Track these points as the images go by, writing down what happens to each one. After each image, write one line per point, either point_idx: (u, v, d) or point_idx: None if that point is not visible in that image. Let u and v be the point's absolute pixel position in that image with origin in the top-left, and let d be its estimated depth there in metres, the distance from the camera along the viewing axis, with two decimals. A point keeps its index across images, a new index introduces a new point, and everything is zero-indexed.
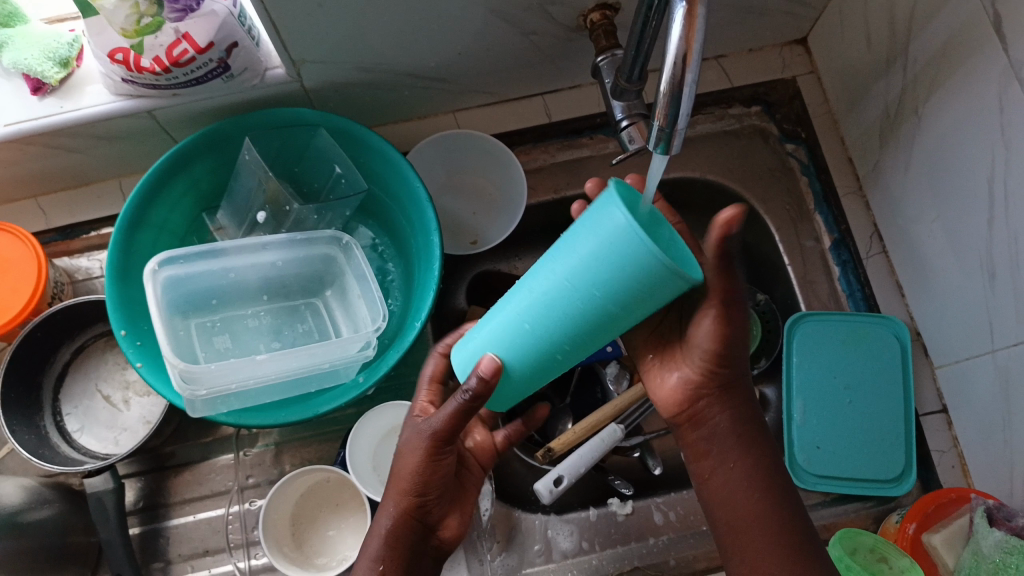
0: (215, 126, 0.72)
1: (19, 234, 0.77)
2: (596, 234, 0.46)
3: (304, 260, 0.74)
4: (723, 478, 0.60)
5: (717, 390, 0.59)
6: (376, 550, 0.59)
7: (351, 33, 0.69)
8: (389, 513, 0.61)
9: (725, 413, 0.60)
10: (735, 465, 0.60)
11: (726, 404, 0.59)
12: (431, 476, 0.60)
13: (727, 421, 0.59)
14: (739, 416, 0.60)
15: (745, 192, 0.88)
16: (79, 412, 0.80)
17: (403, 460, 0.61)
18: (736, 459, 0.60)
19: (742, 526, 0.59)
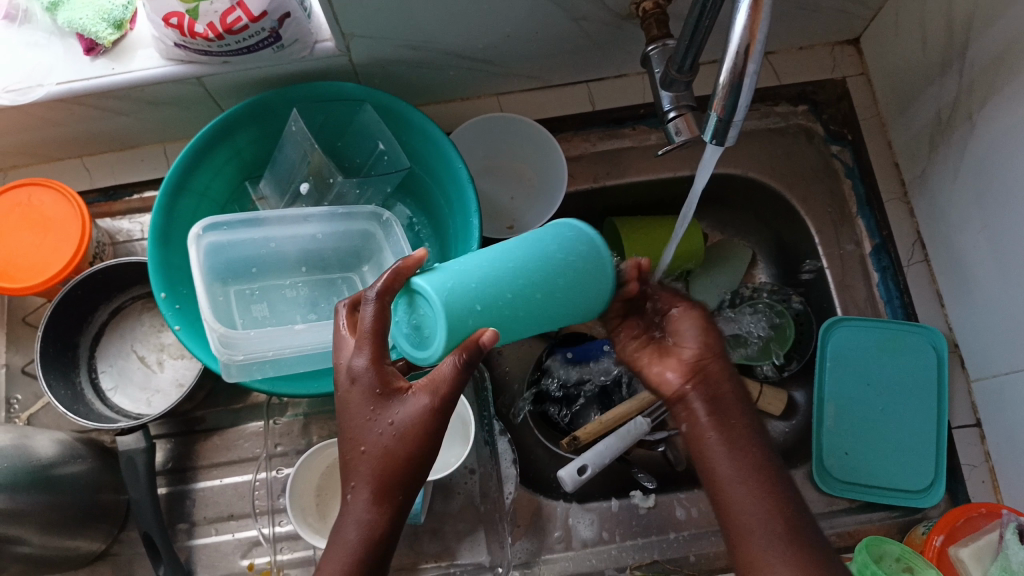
0: (263, 95, 0.72)
1: (65, 193, 0.78)
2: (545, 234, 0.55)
3: (343, 234, 0.74)
4: (719, 448, 0.58)
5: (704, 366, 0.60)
6: (360, 537, 0.53)
7: (402, 9, 0.69)
8: (367, 498, 0.54)
9: (717, 389, 0.60)
10: (732, 434, 0.58)
11: (714, 385, 0.60)
12: (412, 457, 0.54)
13: (720, 390, 0.60)
14: (731, 391, 0.60)
15: (786, 191, 0.87)
16: (113, 372, 0.81)
17: (380, 440, 0.54)
18: (728, 426, 0.59)
19: (744, 500, 0.56)
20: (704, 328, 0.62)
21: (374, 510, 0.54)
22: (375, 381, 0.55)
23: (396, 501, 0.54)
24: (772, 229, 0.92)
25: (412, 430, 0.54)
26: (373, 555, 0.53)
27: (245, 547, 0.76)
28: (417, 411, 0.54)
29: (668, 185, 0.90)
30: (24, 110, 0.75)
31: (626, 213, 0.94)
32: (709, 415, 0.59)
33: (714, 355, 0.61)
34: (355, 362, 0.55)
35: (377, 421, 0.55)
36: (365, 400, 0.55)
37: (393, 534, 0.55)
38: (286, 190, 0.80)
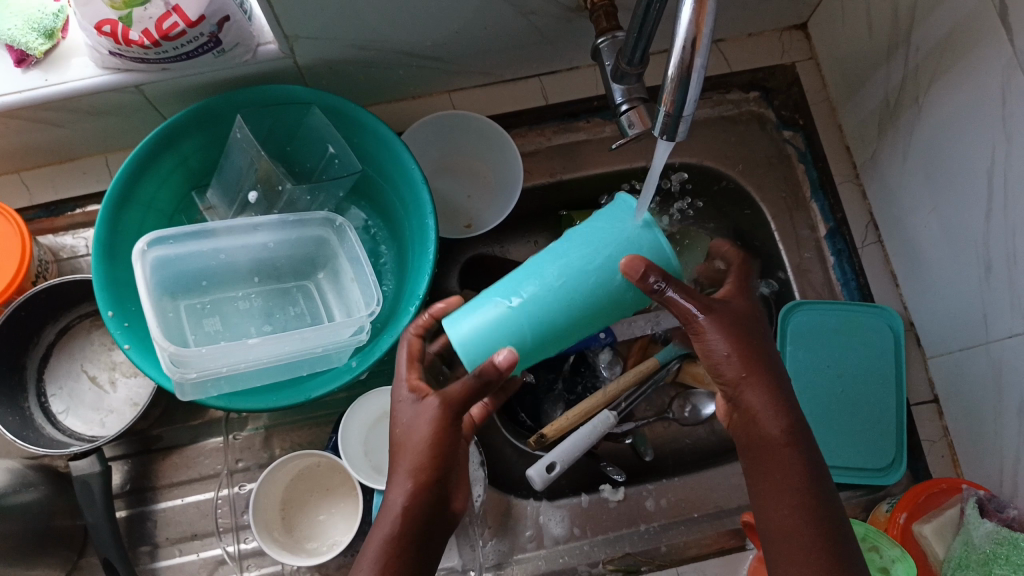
0: (206, 101, 0.70)
1: (1, 210, 0.75)
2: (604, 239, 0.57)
3: (295, 242, 0.72)
4: (770, 463, 0.58)
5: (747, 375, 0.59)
6: (398, 508, 0.56)
7: (345, 9, 0.68)
8: (402, 490, 0.57)
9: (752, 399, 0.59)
10: (787, 454, 0.57)
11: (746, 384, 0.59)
12: (443, 453, 0.58)
13: (766, 412, 0.58)
14: (783, 414, 0.59)
15: (741, 178, 0.88)
16: (63, 394, 0.78)
17: (410, 441, 0.58)
18: (783, 445, 0.58)
19: (788, 513, 0.56)
20: (728, 330, 0.60)
21: (408, 497, 0.56)
22: (412, 393, 0.61)
23: (423, 493, 0.57)
24: (729, 217, 0.92)
25: (436, 429, 0.58)
26: (400, 547, 0.55)
27: (211, 566, 0.75)
28: (437, 411, 0.58)
29: (624, 177, 0.90)
30: None
31: (584, 207, 0.93)
32: (770, 435, 0.58)
33: (744, 362, 0.59)
34: (401, 379, 0.62)
35: (410, 427, 0.59)
36: (405, 407, 0.60)
37: (428, 523, 0.57)
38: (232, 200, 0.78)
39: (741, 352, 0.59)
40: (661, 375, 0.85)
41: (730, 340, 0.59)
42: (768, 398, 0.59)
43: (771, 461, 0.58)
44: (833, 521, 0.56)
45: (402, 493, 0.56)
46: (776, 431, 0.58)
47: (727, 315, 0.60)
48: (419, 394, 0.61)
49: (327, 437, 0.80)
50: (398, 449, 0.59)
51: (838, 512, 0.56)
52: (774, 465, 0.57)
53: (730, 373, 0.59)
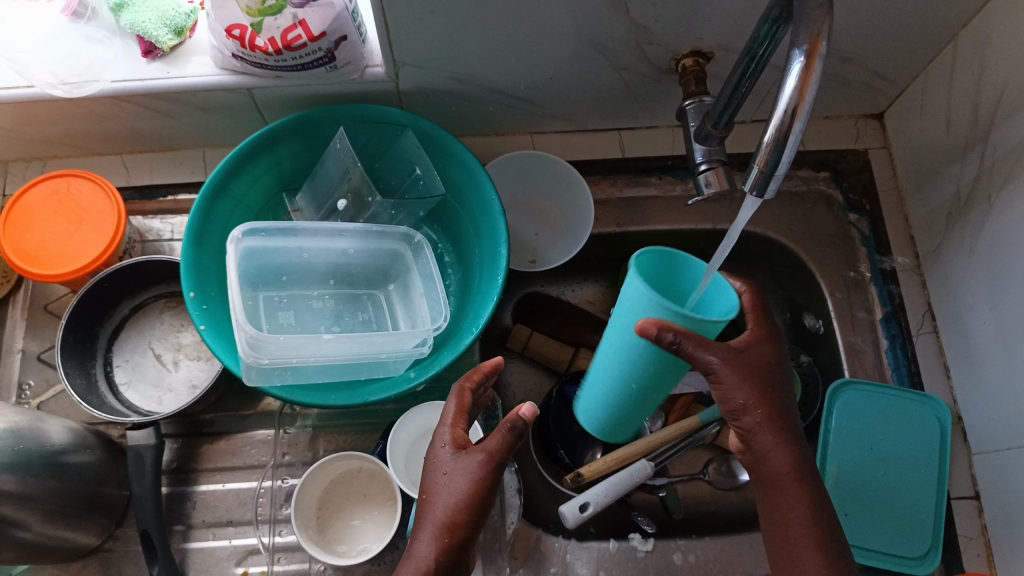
0: (311, 112, 0.75)
1: (103, 185, 0.80)
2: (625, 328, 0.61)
3: (373, 252, 0.76)
4: (780, 503, 0.61)
5: (782, 420, 0.61)
6: (429, 558, 0.56)
7: (455, 44, 0.72)
8: (430, 542, 0.57)
9: (766, 431, 0.61)
10: (794, 494, 0.60)
11: (766, 423, 0.60)
12: (475, 511, 0.57)
13: (777, 455, 0.60)
14: (788, 454, 0.61)
15: (803, 253, 0.90)
16: (128, 366, 0.82)
17: (443, 494, 0.58)
18: (788, 485, 0.60)
19: (797, 552, 0.59)
20: (747, 375, 0.60)
21: (432, 551, 0.56)
22: (452, 445, 0.60)
23: (446, 548, 0.57)
24: (786, 289, 0.94)
25: (472, 487, 0.57)
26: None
27: (241, 555, 0.76)
28: (475, 468, 0.58)
29: (688, 236, 0.92)
30: (75, 102, 0.77)
31: None
32: (777, 475, 0.61)
33: (772, 409, 0.60)
34: (443, 427, 0.62)
35: (444, 477, 0.59)
36: (443, 457, 0.59)
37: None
38: (320, 205, 0.83)
39: (761, 400, 0.60)
40: (702, 434, 0.85)
41: (755, 388, 0.60)
42: (780, 442, 0.60)
43: (783, 500, 0.61)
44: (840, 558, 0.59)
45: (426, 545, 0.56)
46: (782, 471, 0.60)
47: (746, 358, 0.61)
48: (460, 448, 0.60)
49: (371, 444, 0.81)
50: (431, 498, 0.59)
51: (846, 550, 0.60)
52: (786, 506, 0.61)
53: (744, 416, 0.61)
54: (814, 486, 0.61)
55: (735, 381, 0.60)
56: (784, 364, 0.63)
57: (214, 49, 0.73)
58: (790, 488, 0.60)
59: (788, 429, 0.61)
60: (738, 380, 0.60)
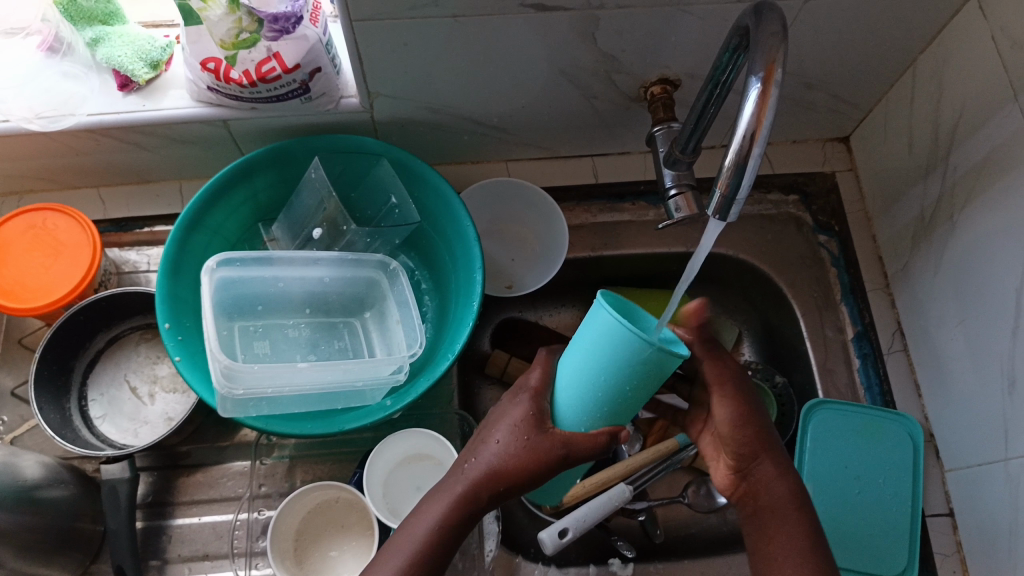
0: (286, 142, 0.76)
1: (79, 218, 0.80)
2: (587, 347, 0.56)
3: (349, 280, 0.76)
4: (776, 528, 0.62)
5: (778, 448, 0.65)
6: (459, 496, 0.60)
7: (427, 74, 0.74)
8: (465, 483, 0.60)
9: (762, 452, 0.64)
10: (791, 523, 0.62)
11: (758, 445, 0.64)
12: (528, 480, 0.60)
13: (774, 481, 0.63)
14: (789, 485, 0.64)
15: (774, 274, 0.91)
16: (103, 400, 0.81)
17: (500, 453, 0.60)
18: (785, 513, 0.62)
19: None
20: (745, 403, 0.65)
21: (463, 494, 0.60)
22: (532, 411, 0.61)
23: (481, 496, 0.60)
24: (760, 310, 0.96)
25: (535, 461, 0.59)
26: (438, 537, 0.59)
27: None
28: (547, 448, 0.59)
29: (662, 260, 0.93)
30: (50, 136, 0.78)
31: (619, 284, 0.97)
32: (775, 502, 0.63)
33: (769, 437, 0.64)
34: (530, 394, 0.62)
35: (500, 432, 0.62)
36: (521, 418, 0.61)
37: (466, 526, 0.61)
38: (296, 235, 0.83)
39: (760, 428, 0.64)
40: (681, 456, 0.85)
41: (755, 417, 0.65)
42: (777, 470, 0.63)
43: (778, 526, 0.62)
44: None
45: (461, 486, 0.60)
46: (783, 497, 0.63)
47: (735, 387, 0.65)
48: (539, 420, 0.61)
49: (348, 473, 0.81)
50: (477, 449, 0.62)
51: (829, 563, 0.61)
52: (783, 533, 0.62)
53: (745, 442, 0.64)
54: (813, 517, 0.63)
55: (736, 407, 0.64)
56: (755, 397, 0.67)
57: (190, 83, 0.74)
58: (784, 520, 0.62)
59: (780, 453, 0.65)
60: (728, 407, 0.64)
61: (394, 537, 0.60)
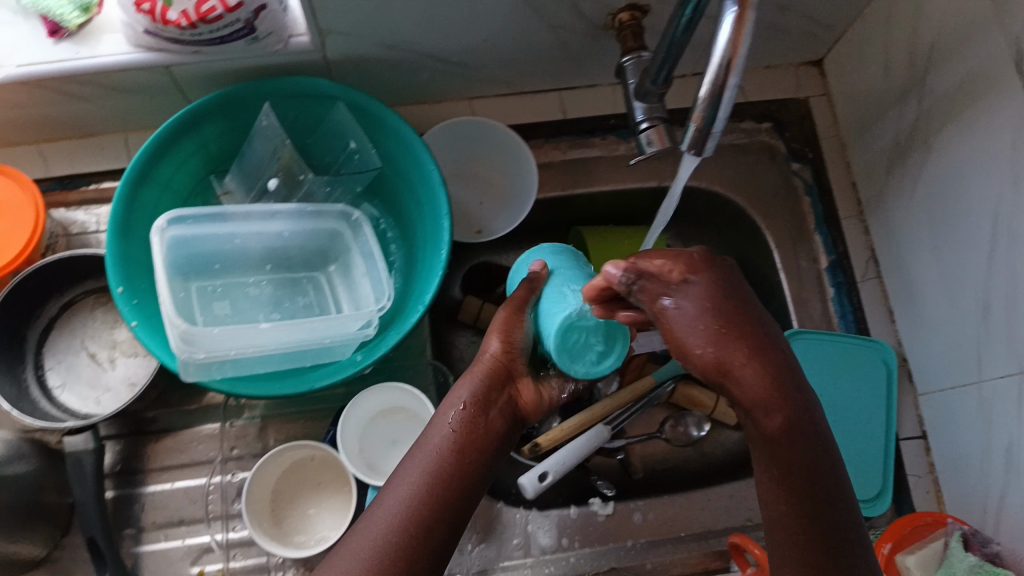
0: (233, 88, 0.71)
1: (18, 179, 0.75)
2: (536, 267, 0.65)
3: (310, 233, 0.72)
4: (766, 470, 0.53)
5: (773, 367, 0.51)
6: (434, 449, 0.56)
7: (382, 9, 0.69)
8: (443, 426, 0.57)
9: (767, 374, 0.51)
10: (784, 458, 0.51)
11: (765, 363, 0.51)
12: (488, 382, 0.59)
13: (766, 414, 0.51)
14: (786, 414, 0.51)
15: (748, 206, 0.89)
16: (62, 368, 0.78)
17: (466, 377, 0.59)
18: (779, 448, 0.51)
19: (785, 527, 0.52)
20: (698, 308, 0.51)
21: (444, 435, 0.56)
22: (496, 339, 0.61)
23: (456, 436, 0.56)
24: (735, 243, 0.94)
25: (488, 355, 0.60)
26: (409, 522, 0.52)
27: (195, 554, 0.74)
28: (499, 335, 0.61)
29: (635, 196, 0.91)
30: None
31: (591, 223, 0.94)
32: (770, 437, 0.51)
33: (753, 348, 0.51)
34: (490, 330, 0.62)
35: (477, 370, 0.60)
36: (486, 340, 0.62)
37: (479, 458, 0.56)
38: (250, 185, 0.79)
39: (737, 338, 0.51)
40: (657, 394, 0.86)
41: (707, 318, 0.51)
42: (776, 399, 0.51)
43: (770, 460, 0.52)
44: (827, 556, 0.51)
45: (456, 411, 0.57)
46: (774, 429, 0.51)
47: (694, 295, 0.52)
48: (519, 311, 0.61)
49: (322, 430, 0.79)
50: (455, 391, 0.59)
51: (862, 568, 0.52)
52: (778, 479, 0.52)
53: (721, 366, 0.51)
54: (816, 447, 0.52)
55: (691, 311, 0.51)
56: (736, 287, 0.54)
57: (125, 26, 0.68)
58: (777, 460, 0.52)
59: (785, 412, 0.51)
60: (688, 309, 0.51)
61: (366, 515, 0.53)
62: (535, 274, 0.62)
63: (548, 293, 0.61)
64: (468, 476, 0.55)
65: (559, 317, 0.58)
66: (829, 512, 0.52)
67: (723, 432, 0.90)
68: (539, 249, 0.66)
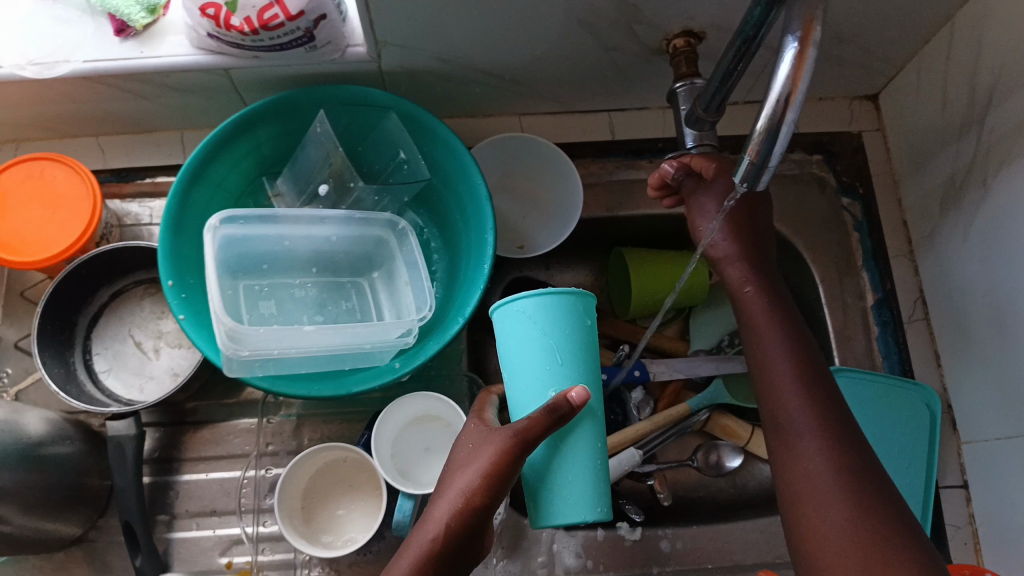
0: (288, 94, 0.73)
1: (77, 169, 0.77)
2: (522, 338, 0.59)
3: (357, 239, 0.74)
4: (751, 326, 0.69)
5: (745, 246, 0.72)
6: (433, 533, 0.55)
7: (439, 24, 0.70)
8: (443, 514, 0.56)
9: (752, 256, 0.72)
10: (756, 311, 0.69)
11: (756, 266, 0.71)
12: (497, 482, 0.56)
13: (737, 277, 0.71)
14: (747, 275, 0.71)
15: (795, 237, 0.88)
16: (108, 354, 0.80)
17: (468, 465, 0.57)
18: (748, 300, 0.70)
19: (783, 392, 0.64)
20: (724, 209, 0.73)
21: (441, 525, 0.55)
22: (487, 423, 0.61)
23: (457, 523, 0.56)
24: None
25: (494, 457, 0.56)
26: None
27: (225, 545, 0.75)
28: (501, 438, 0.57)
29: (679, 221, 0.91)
30: (46, 84, 0.75)
31: (633, 244, 0.94)
32: (737, 290, 0.71)
33: (739, 243, 0.72)
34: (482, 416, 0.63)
35: (452, 495, 0.57)
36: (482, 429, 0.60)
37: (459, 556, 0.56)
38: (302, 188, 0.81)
39: (732, 239, 0.73)
40: (691, 422, 0.87)
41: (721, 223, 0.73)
42: (744, 268, 0.71)
43: (747, 312, 0.70)
44: (837, 421, 0.62)
45: (453, 506, 0.56)
46: (739, 286, 0.71)
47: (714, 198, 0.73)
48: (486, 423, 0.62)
49: (357, 434, 0.80)
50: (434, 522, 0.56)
51: (897, 500, 0.57)
52: (760, 349, 0.67)
53: (717, 251, 0.73)
54: (783, 309, 0.69)
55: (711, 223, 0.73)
56: (755, 198, 0.74)
57: (190, 31, 0.71)
58: (756, 318, 0.69)
59: (783, 326, 0.67)
60: (715, 222, 0.73)
61: None
62: (572, 408, 0.56)
63: (575, 447, 0.59)
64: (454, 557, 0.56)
65: (590, 503, 0.58)
66: (818, 372, 0.65)
67: (756, 465, 0.89)
68: (559, 325, 0.58)
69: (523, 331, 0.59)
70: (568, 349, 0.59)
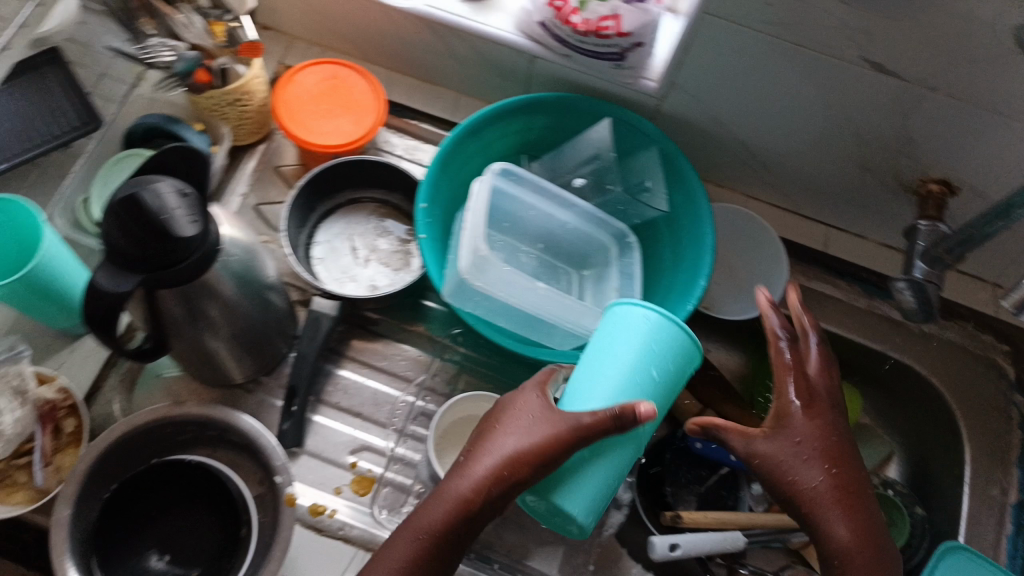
0: (576, 98, 0.82)
1: (376, 88, 0.87)
2: (620, 339, 0.60)
3: (587, 236, 0.81)
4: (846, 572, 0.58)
5: (831, 440, 0.61)
6: (457, 496, 0.57)
7: (737, 87, 0.78)
8: (470, 482, 0.57)
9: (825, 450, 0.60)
10: (842, 522, 0.58)
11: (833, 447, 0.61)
12: (539, 466, 0.57)
13: (806, 474, 0.60)
14: (822, 472, 0.60)
15: (959, 412, 0.88)
16: (326, 246, 0.89)
17: (513, 436, 0.58)
18: (820, 500, 0.59)
19: None
20: (812, 433, 0.61)
21: (464, 494, 0.57)
22: (539, 397, 0.60)
23: (483, 494, 0.57)
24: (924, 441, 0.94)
25: (541, 440, 0.57)
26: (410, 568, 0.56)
27: (356, 446, 0.81)
28: (554, 428, 0.57)
29: (852, 351, 0.94)
30: (387, 13, 0.85)
31: None
32: (800, 494, 0.60)
33: (832, 455, 0.60)
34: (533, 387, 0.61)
35: (490, 458, 0.58)
36: (534, 403, 0.60)
37: (473, 521, 0.58)
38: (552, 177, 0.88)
39: (826, 464, 0.60)
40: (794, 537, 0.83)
41: (815, 462, 0.60)
42: (815, 466, 0.60)
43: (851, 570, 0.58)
44: None
45: (483, 473, 0.57)
46: (830, 496, 0.59)
47: (807, 425, 0.61)
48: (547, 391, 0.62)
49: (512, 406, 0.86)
50: (467, 478, 0.57)
51: None
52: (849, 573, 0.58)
53: (765, 470, 0.61)
54: (860, 508, 0.60)
55: (787, 455, 0.61)
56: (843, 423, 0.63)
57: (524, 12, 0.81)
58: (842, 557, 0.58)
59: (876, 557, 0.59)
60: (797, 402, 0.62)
61: (391, 540, 0.58)
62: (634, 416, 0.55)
63: (600, 463, 0.59)
64: (469, 521, 0.57)
65: (587, 507, 0.60)
66: None
67: None
68: (648, 353, 0.58)
69: (623, 332, 0.60)
70: (643, 364, 0.58)
